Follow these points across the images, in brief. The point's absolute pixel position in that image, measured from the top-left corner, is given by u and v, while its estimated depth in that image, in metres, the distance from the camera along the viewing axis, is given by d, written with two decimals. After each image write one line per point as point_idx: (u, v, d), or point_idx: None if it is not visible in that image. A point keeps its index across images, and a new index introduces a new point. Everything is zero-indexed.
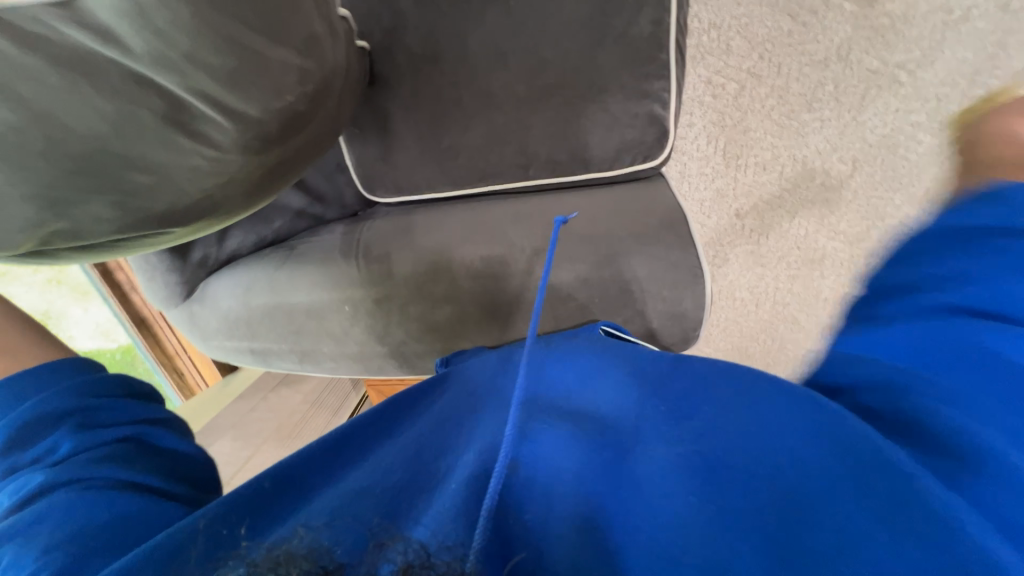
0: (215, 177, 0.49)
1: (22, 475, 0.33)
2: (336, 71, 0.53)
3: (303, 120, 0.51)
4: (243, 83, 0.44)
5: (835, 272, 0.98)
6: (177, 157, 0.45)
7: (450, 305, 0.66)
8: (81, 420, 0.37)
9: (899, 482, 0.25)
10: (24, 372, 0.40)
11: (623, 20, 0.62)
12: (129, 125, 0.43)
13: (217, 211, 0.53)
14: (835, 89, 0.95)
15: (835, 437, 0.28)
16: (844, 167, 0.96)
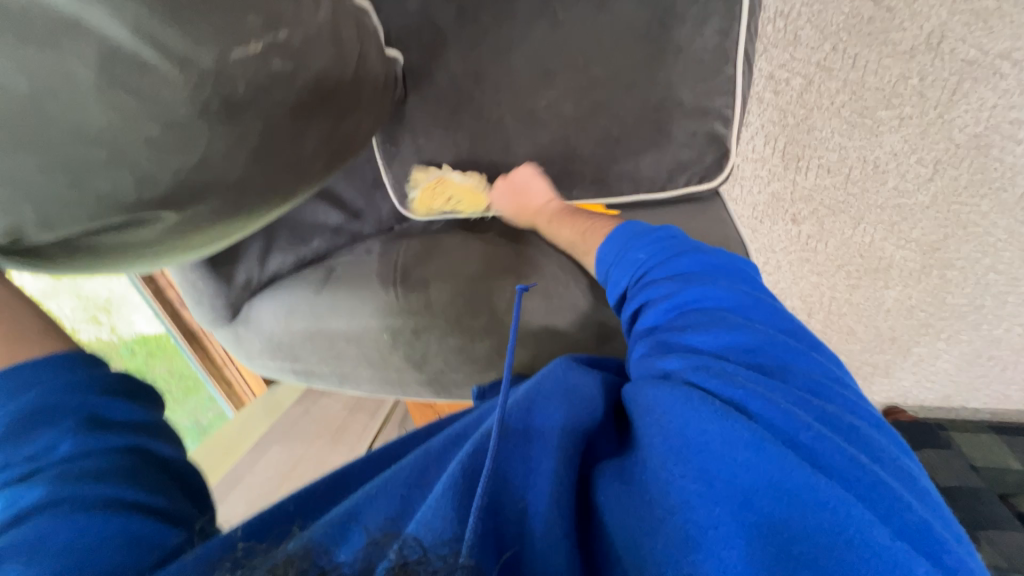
0: (180, 149, 0.39)
1: (11, 483, 0.30)
2: (320, 26, 0.46)
3: (287, 81, 0.44)
4: (191, 17, 0.36)
5: (902, 283, 0.86)
6: (125, 120, 0.36)
7: (489, 338, 0.64)
8: (85, 418, 0.33)
9: (775, 482, 0.29)
10: (23, 361, 0.34)
11: (685, 31, 0.56)
12: (53, 80, 0.33)
13: (200, 202, 0.43)
14: (920, 83, 0.75)
15: (704, 444, 0.31)
16: (922, 170, 0.79)
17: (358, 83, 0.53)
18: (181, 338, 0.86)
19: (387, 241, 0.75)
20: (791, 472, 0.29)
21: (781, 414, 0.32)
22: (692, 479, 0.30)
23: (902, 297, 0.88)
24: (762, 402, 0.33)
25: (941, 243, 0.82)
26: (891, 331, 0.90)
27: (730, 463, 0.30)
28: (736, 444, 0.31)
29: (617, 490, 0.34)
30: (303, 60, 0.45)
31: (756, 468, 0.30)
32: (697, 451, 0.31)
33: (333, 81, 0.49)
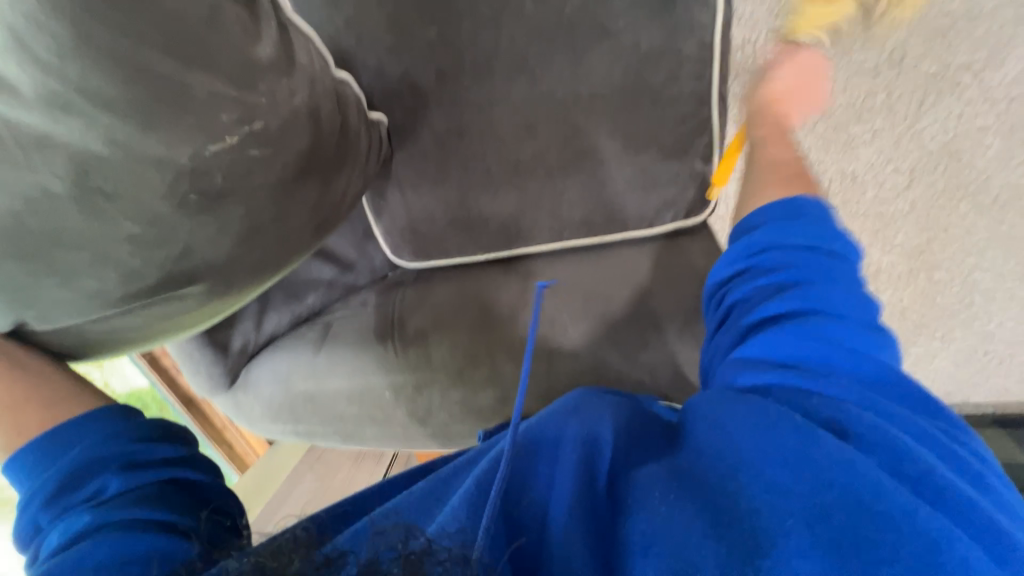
0: (161, 243, 0.39)
1: (69, 516, 0.35)
2: (297, 110, 0.44)
3: (267, 167, 0.42)
4: (160, 121, 0.35)
5: (893, 286, 0.88)
6: (104, 224, 0.36)
7: (491, 389, 0.64)
8: (126, 460, 0.37)
9: (866, 491, 0.31)
10: (70, 420, 0.39)
11: (661, 79, 0.57)
12: (30, 197, 0.33)
13: (180, 291, 0.43)
14: (889, 97, 0.77)
15: (802, 453, 0.33)
16: (899, 179, 0.81)
17: (339, 154, 0.51)
18: (179, 407, 0.85)
19: (382, 292, 0.74)
20: (883, 487, 0.31)
21: (877, 431, 0.34)
22: (783, 483, 0.32)
23: (893, 300, 0.89)
24: (867, 421, 0.34)
25: (926, 247, 0.84)
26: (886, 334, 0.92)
27: (837, 474, 0.32)
28: (842, 464, 0.32)
29: (660, 494, 0.34)
30: (281, 147, 0.43)
31: (852, 479, 0.31)
32: (796, 463, 0.33)
33: (314, 159, 0.47)
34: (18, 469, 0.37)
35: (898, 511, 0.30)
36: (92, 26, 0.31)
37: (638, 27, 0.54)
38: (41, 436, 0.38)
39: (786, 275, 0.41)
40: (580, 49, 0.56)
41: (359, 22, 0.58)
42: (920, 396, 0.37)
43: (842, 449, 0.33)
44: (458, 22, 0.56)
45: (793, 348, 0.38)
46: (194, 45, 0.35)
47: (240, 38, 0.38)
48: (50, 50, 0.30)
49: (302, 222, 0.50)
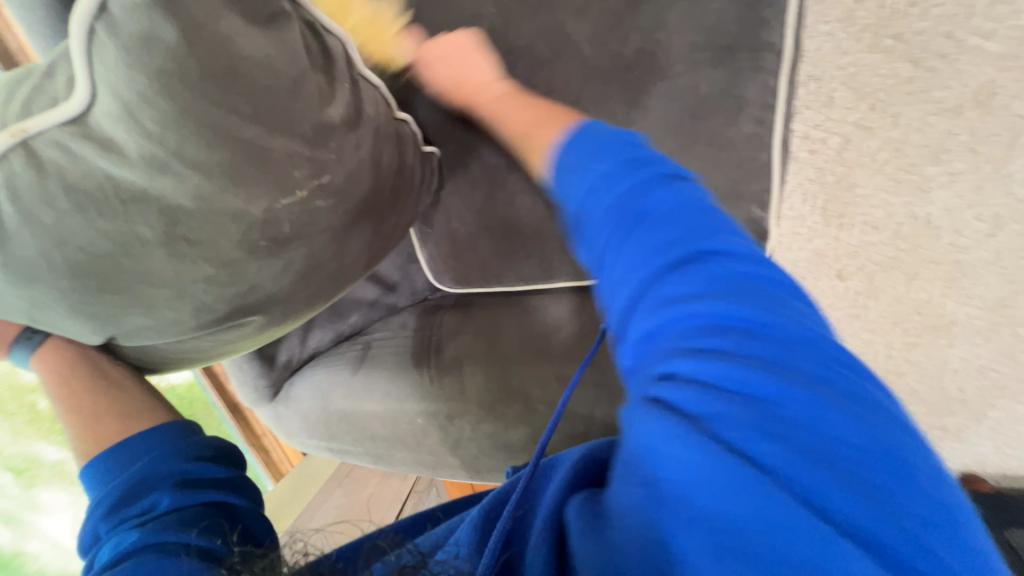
0: (231, 282, 0.41)
1: (122, 528, 0.37)
2: (361, 161, 0.45)
3: (329, 214, 0.44)
4: (244, 178, 0.37)
5: (969, 341, 0.80)
6: (182, 267, 0.38)
7: (524, 425, 0.63)
8: (178, 480, 0.40)
9: (740, 494, 0.23)
10: (135, 435, 0.42)
11: (718, 122, 0.54)
12: (125, 240, 0.36)
13: (241, 321, 0.45)
14: (971, 138, 0.70)
15: (657, 456, 0.25)
16: (982, 226, 0.73)
17: (394, 193, 0.52)
18: (225, 412, 0.89)
19: (422, 314, 0.76)
20: (739, 491, 0.23)
21: (733, 412, 0.25)
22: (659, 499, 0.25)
23: (969, 355, 0.81)
24: (719, 395, 0.26)
25: (1011, 300, 0.76)
26: (961, 392, 0.83)
27: (698, 484, 0.24)
28: (687, 461, 0.24)
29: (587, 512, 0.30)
30: (343, 194, 0.44)
31: (713, 492, 0.24)
32: (653, 463, 0.26)
33: (371, 204, 0.49)
34: (89, 478, 0.40)
35: (755, 519, 0.23)
36: (191, 103, 0.33)
37: (698, 71, 0.53)
38: (112, 447, 0.41)
39: (627, 227, 0.33)
40: (636, 92, 0.54)
41: None
42: (818, 341, 0.27)
43: (689, 445, 0.25)
44: (515, 63, 0.57)
45: (647, 318, 0.30)
46: (275, 108, 0.36)
47: (312, 99, 0.39)
48: (159, 121, 0.33)
49: (355, 260, 0.51)
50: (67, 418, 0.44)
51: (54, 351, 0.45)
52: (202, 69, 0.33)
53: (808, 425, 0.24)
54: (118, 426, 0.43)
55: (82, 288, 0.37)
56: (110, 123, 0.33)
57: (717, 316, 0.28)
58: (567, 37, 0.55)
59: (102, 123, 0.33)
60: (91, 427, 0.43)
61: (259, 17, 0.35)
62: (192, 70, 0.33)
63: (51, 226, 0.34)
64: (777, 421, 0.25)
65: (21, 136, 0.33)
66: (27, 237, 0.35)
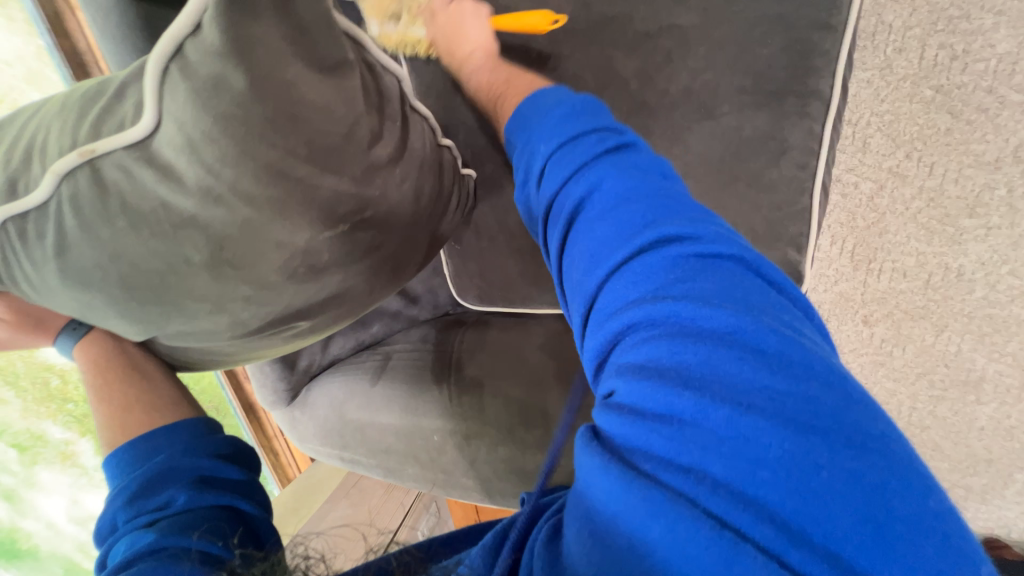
0: (269, 302, 0.42)
1: (137, 524, 0.38)
2: (402, 195, 0.45)
3: (365, 244, 0.45)
4: (291, 212, 0.37)
5: (1000, 400, 0.82)
6: (223, 289, 0.39)
7: (541, 452, 0.62)
8: (197, 477, 0.41)
9: (688, 534, 0.23)
10: (157, 429, 0.44)
11: (761, 163, 0.54)
12: (173, 262, 0.36)
13: (287, 326, 0.46)
14: (1009, 194, 0.75)
15: (595, 495, 0.26)
16: (1017, 283, 0.77)
17: (431, 221, 0.53)
18: (240, 411, 0.89)
19: (442, 330, 0.76)
20: (668, 513, 0.23)
21: (663, 431, 0.25)
22: (596, 534, 0.26)
23: (998, 415, 0.83)
24: (645, 416, 0.26)
25: None
26: (988, 451, 0.85)
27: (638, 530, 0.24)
28: (615, 494, 0.25)
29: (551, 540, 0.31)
30: (382, 228, 0.45)
31: (661, 530, 0.23)
32: (599, 516, 0.26)
33: (409, 233, 0.49)
34: (112, 468, 0.42)
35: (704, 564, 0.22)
36: (251, 142, 0.34)
37: (742, 113, 0.52)
38: (138, 438, 0.43)
39: (591, 237, 0.32)
40: (678, 130, 0.54)
41: (463, 84, 0.61)
42: (755, 331, 0.26)
43: (619, 475, 0.25)
44: None
45: (596, 336, 0.30)
46: (328, 149, 0.37)
47: (364, 141, 0.39)
48: (218, 157, 0.33)
49: (386, 287, 0.52)
50: (99, 408, 0.46)
51: (95, 341, 0.47)
52: (266, 116, 0.33)
53: (746, 427, 0.24)
54: (141, 422, 0.45)
55: (128, 300, 0.38)
56: (173, 153, 0.34)
57: (637, 331, 0.28)
58: (613, 71, 0.55)
59: (165, 149, 0.34)
60: (117, 421, 0.45)
61: (323, 63, 0.34)
62: (256, 116, 0.33)
63: (106, 242, 0.35)
64: (699, 428, 0.24)
65: (88, 156, 0.34)
66: (83, 249, 0.36)
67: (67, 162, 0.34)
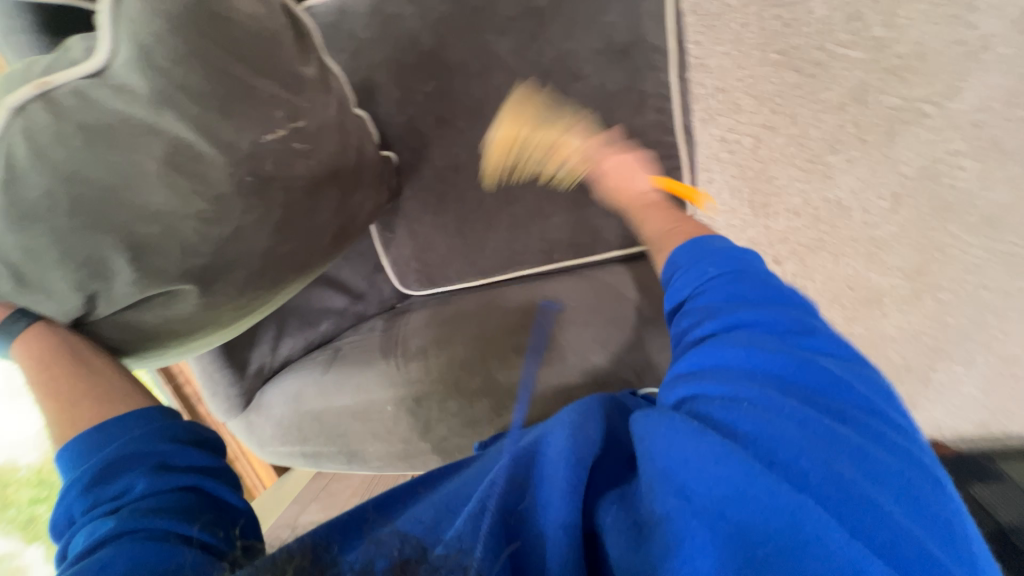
0: (219, 221, 0.48)
1: (96, 516, 0.38)
2: (328, 117, 0.57)
3: (304, 157, 0.54)
4: (236, 110, 0.48)
5: (900, 310, 0.99)
6: (178, 201, 0.46)
7: (487, 395, 0.67)
8: (158, 462, 0.42)
9: (780, 509, 0.28)
10: (110, 420, 0.44)
11: (628, 113, 0.65)
12: (129, 170, 0.43)
13: (225, 273, 0.52)
14: (857, 129, 0.92)
15: (686, 459, 0.32)
16: (884, 203, 0.94)
17: (356, 173, 0.62)
18: None
19: (389, 318, 0.80)
20: (758, 491, 0.29)
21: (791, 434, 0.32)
22: (678, 490, 0.31)
23: (903, 324, 1.01)
24: (756, 410, 0.33)
25: (925, 268, 0.96)
26: (900, 358, 1.02)
27: (720, 491, 0.30)
28: (708, 454, 0.31)
29: (617, 511, 0.34)
30: (315, 143, 0.55)
31: (753, 496, 0.29)
32: (680, 471, 0.31)
33: (340, 168, 0.59)
34: (65, 459, 0.42)
35: (777, 526, 0.28)
36: (200, 40, 0.45)
37: (602, 71, 0.63)
38: (91, 429, 0.43)
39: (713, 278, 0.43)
40: (554, 93, 0.65)
41: (370, 83, 0.69)
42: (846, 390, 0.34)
43: (707, 443, 0.32)
44: (451, 77, 0.66)
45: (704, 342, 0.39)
46: (266, 58, 0.50)
47: (291, 58, 0.53)
48: (168, 57, 0.44)
49: (326, 222, 0.60)
50: (46, 403, 0.46)
51: (36, 335, 0.47)
52: (206, 14, 0.46)
53: (855, 466, 0.30)
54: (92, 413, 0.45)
55: (78, 225, 0.42)
56: (125, 70, 0.43)
57: (753, 367, 0.36)
58: (492, 52, 0.65)
59: (117, 71, 0.43)
60: (63, 417, 0.45)
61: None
62: (199, 14, 0.45)
63: (60, 164, 0.41)
64: (789, 425, 0.32)
65: (43, 88, 0.42)
66: (34, 176, 0.41)
67: (23, 95, 0.41)
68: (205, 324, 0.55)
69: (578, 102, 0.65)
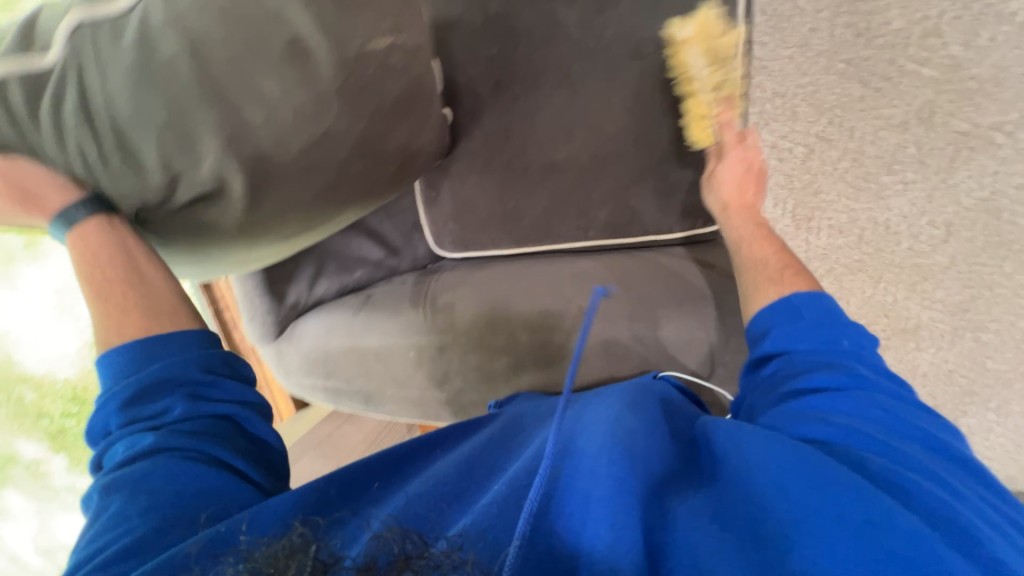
0: (313, 116, 0.52)
1: (136, 430, 0.44)
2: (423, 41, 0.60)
3: (397, 74, 0.57)
4: (352, 14, 0.51)
5: (936, 345, 0.96)
6: (283, 87, 0.49)
7: (508, 352, 0.69)
8: (191, 391, 0.47)
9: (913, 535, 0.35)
10: (150, 338, 0.48)
11: (685, 98, 0.65)
12: (246, 49, 0.47)
13: (305, 173, 0.54)
14: (918, 151, 0.89)
15: (814, 491, 0.38)
16: (936, 232, 0.91)
17: (429, 104, 0.63)
18: None
19: (420, 275, 0.83)
20: (891, 521, 0.35)
21: (891, 472, 0.39)
22: (813, 515, 0.37)
23: (937, 360, 0.97)
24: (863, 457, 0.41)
25: (969, 304, 0.92)
26: (929, 395, 0.98)
27: (860, 518, 0.36)
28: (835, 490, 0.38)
29: (709, 523, 0.39)
30: (409, 63, 0.58)
31: (887, 524, 0.35)
32: (813, 500, 0.37)
33: (417, 94, 0.61)
34: (106, 367, 0.47)
35: (911, 548, 0.34)
36: None
37: (666, 52, 0.64)
38: (134, 343, 0.48)
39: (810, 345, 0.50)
40: (615, 68, 0.66)
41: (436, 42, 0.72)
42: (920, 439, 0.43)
43: (834, 483, 0.38)
44: (516, 43, 0.69)
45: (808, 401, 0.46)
46: None
47: None
48: None
49: (396, 149, 0.62)
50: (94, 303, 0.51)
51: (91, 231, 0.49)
52: None
53: (941, 494, 0.38)
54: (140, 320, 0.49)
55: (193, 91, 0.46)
56: None
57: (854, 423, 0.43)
58: (559, 23, 0.67)
59: None
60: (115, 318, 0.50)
61: None
62: None
63: (188, 33, 0.45)
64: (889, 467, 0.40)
65: None
66: (163, 42, 0.45)
67: None
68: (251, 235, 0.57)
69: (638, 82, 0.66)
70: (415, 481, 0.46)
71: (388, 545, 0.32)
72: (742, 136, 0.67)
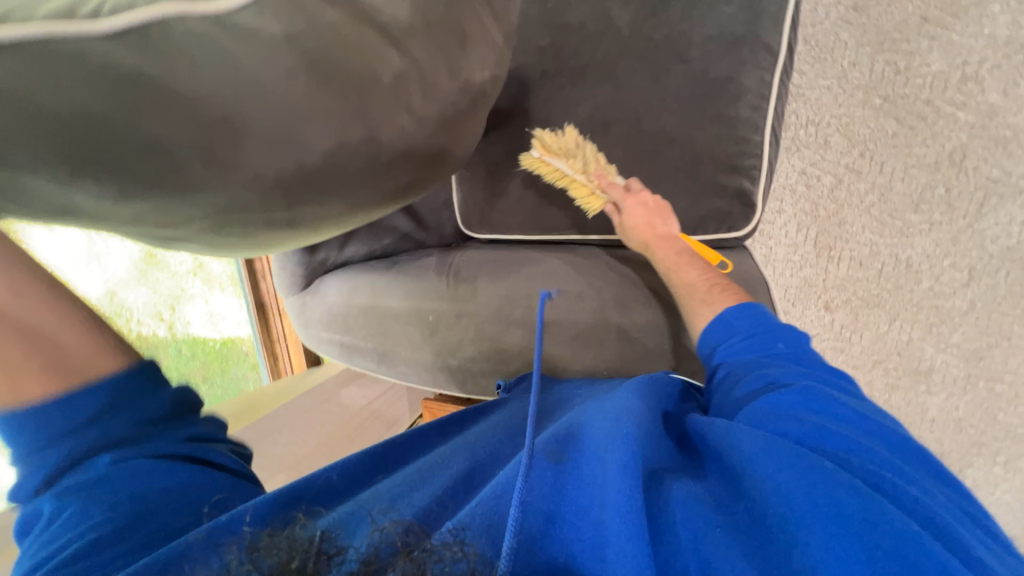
0: (412, 32, 0.43)
1: (91, 454, 0.42)
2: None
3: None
4: None
5: (948, 391, 0.95)
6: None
7: (523, 328, 0.71)
8: (141, 410, 0.44)
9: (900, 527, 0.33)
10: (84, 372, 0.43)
11: (723, 105, 0.68)
12: None
13: (394, 108, 0.45)
14: (947, 193, 0.90)
15: (786, 482, 0.37)
16: (958, 275, 0.91)
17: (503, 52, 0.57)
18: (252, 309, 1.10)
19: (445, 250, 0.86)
20: (875, 514, 0.34)
21: (865, 467, 0.38)
22: (795, 507, 0.35)
23: (947, 406, 0.96)
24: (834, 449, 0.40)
25: (985, 352, 0.92)
26: (935, 440, 0.98)
27: (840, 508, 0.34)
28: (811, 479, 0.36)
29: (710, 516, 0.37)
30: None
31: (874, 517, 0.33)
32: (789, 491, 0.36)
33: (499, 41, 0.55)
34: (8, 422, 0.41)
35: (900, 541, 0.32)
36: None
37: (710, 58, 0.67)
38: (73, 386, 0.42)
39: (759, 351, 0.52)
40: (659, 69, 0.69)
41: None
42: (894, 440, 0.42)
43: (810, 471, 0.37)
44: (567, 36, 0.72)
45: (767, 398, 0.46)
46: None
47: None
48: None
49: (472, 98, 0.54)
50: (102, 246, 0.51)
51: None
52: None
53: (916, 489, 0.37)
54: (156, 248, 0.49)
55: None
56: None
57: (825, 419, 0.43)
58: (611, 21, 0.70)
59: None
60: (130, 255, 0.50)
61: None
62: None
63: None
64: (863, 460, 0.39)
65: None
66: None
67: None
68: (268, 224, 0.46)
69: (680, 83, 0.69)
70: (419, 466, 0.48)
71: (392, 536, 0.33)
72: (628, 188, 0.73)
